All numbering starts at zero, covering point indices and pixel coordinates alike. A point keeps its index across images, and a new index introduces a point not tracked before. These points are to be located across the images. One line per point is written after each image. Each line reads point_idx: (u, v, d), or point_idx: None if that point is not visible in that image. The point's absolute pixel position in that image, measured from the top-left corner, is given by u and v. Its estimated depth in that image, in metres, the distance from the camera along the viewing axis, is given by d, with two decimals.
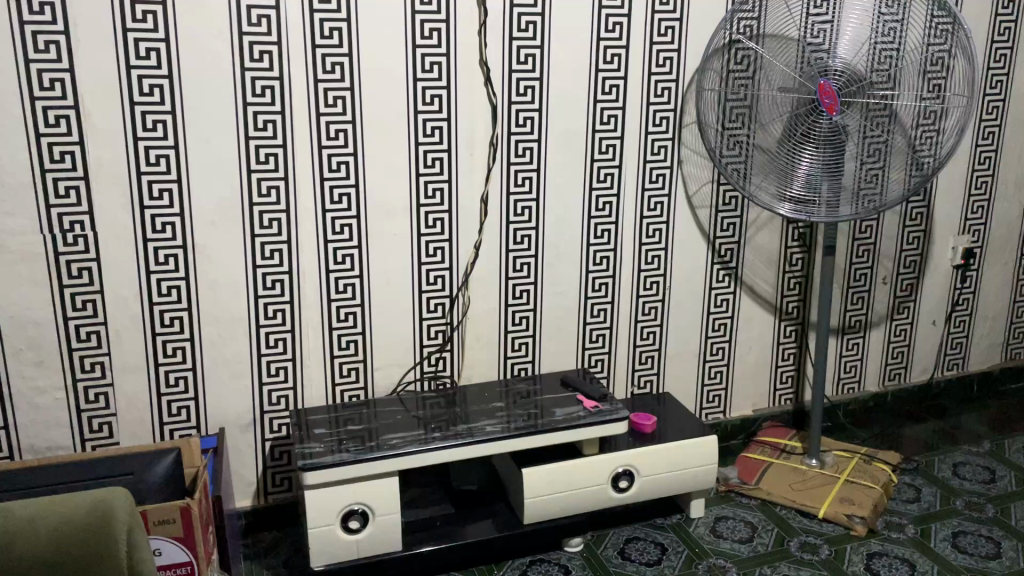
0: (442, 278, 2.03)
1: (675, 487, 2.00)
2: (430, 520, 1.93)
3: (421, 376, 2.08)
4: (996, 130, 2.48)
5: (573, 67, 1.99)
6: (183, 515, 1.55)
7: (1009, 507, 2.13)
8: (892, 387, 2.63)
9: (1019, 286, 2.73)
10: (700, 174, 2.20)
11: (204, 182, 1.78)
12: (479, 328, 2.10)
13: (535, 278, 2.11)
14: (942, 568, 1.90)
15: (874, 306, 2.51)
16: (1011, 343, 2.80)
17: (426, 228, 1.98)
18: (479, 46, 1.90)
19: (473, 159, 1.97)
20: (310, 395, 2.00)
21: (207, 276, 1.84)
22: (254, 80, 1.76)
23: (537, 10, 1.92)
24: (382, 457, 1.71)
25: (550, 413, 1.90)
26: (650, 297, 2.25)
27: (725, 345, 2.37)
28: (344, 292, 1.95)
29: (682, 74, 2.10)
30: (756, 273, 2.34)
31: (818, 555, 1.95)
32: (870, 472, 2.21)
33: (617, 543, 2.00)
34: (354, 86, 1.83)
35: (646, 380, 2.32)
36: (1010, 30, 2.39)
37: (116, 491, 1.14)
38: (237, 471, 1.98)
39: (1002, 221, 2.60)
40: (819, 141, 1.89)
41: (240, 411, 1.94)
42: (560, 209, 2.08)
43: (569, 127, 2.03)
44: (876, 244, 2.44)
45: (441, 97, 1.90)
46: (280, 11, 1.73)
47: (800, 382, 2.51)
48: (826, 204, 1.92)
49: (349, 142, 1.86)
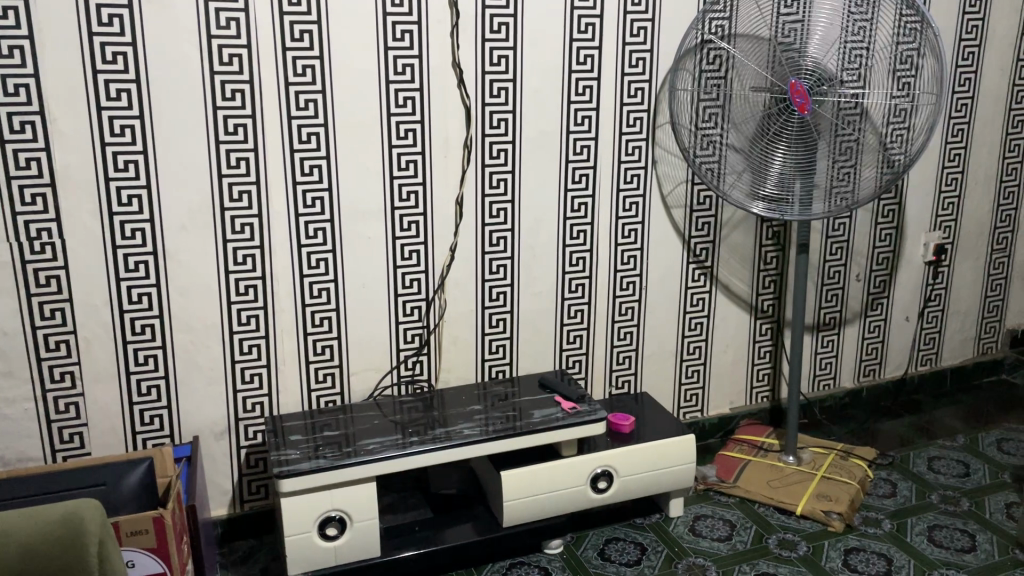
0: (418, 281, 2.01)
1: (654, 487, 2.00)
2: (409, 525, 1.92)
3: (398, 381, 2.07)
4: (964, 127, 2.51)
5: (546, 68, 1.99)
6: (156, 526, 1.53)
7: (983, 500, 2.16)
8: (866, 382, 2.65)
9: (990, 280, 2.76)
10: (673, 173, 2.20)
11: (174, 187, 1.76)
12: (455, 330, 2.09)
13: (512, 279, 2.10)
14: (919, 562, 1.91)
15: (849, 303, 2.53)
16: (984, 337, 2.83)
17: (401, 231, 1.97)
18: (451, 48, 1.89)
19: (447, 161, 1.96)
20: (285, 401, 1.98)
21: (179, 282, 1.81)
22: (224, 84, 1.73)
23: (509, 11, 1.92)
24: (359, 462, 1.69)
25: (528, 415, 1.90)
26: (627, 297, 2.25)
27: (702, 344, 2.38)
28: (319, 296, 1.93)
29: (654, 75, 2.11)
30: (732, 271, 2.35)
31: (796, 552, 1.96)
32: (846, 468, 2.22)
33: (598, 544, 2.00)
34: (326, 89, 1.81)
35: (624, 380, 2.32)
36: (978, 28, 2.42)
37: (91, 507, 1.12)
38: (212, 480, 1.95)
39: (973, 217, 2.63)
40: (791, 140, 1.90)
41: (213, 419, 1.92)
42: (536, 210, 2.08)
43: (544, 128, 2.03)
44: (849, 242, 2.46)
45: (413, 100, 1.89)
46: (249, 13, 1.72)
47: (776, 380, 2.53)
48: (799, 203, 1.93)
49: (321, 145, 1.84)
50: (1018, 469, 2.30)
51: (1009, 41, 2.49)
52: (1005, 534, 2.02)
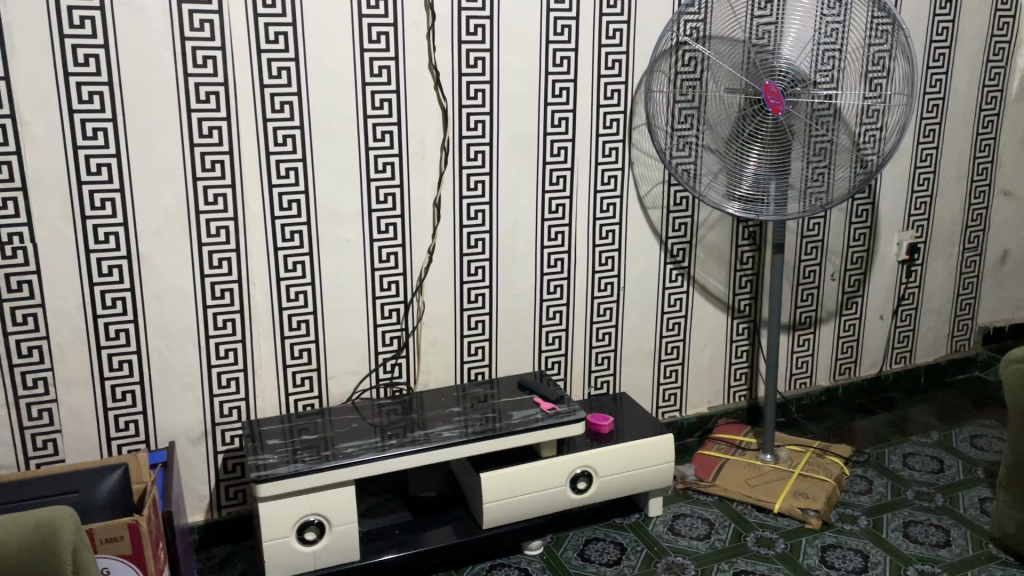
0: (396, 283, 2.01)
1: (633, 486, 2.01)
2: (388, 528, 1.91)
3: (376, 383, 2.06)
4: (936, 128, 2.55)
5: (523, 71, 1.99)
6: (132, 533, 1.51)
7: (957, 496, 2.18)
8: (842, 380, 2.68)
9: (963, 279, 2.80)
10: (650, 175, 2.21)
11: (148, 190, 1.74)
12: (434, 332, 2.09)
13: (490, 281, 2.10)
14: (894, 558, 1.93)
15: (824, 302, 2.56)
16: (957, 335, 2.87)
17: (378, 233, 1.96)
18: (427, 50, 1.89)
19: (424, 163, 1.96)
20: (263, 406, 1.97)
21: (154, 287, 1.80)
22: (198, 87, 1.72)
23: (485, 13, 1.92)
24: (338, 466, 1.69)
25: (507, 416, 1.90)
26: (605, 298, 2.26)
27: (680, 344, 2.40)
28: (296, 299, 1.92)
29: (631, 77, 2.12)
30: (709, 271, 2.36)
31: (774, 549, 1.97)
32: (823, 465, 2.25)
33: (578, 544, 2.00)
34: (301, 91, 1.80)
35: (603, 381, 2.33)
36: (948, 30, 2.46)
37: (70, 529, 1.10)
38: (188, 486, 1.93)
39: (945, 216, 2.67)
40: (766, 141, 1.92)
41: (190, 424, 1.90)
42: (513, 212, 2.08)
43: (520, 130, 2.03)
44: (824, 241, 2.49)
45: (390, 102, 1.89)
46: (224, 15, 1.70)
47: (754, 379, 2.55)
48: (774, 203, 1.95)
49: (297, 148, 1.83)
50: (992, 464, 2.34)
51: (979, 43, 2.52)
52: (979, 528, 2.04)
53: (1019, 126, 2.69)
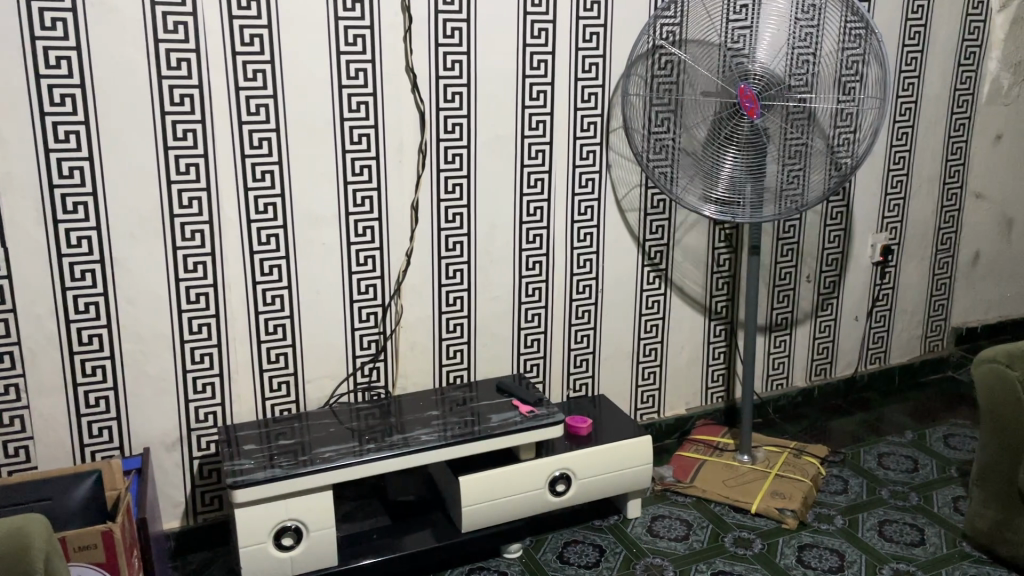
0: (374, 286, 2.00)
1: (612, 488, 2.01)
2: (366, 533, 1.90)
3: (354, 388, 2.05)
4: (908, 131, 2.58)
5: (500, 74, 1.99)
6: (105, 540, 1.49)
7: (932, 495, 2.21)
8: (818, 381, 2.71)
9: (936, 280, 2.84)
10: (627, 178, 2.22)
11: (122, 194, 1.72)
12: (412, 336, 2.08)
13: (469, 284, 2.10)
14: (870, 557, 1.95)
15: (800, 304, 2.58)
16: (930, 335, 2.91)
17: (356, 236, 1.95)
18: (404, 53, 1.88)
19: (402, 165, 1.95)
20: (239, 411, 1.95)
21: (128, 291, 1.78)
22: (172, 89, 1.71)
23: (462, 16, 1.92)
24: (315, 471, 1.68)
25: (486, 419, 1.90)
26: (584, 300, 2.26)
27: (658, 345, 2.41)
28: (272, 303, 1.91)
29: (608, 80, 2.13)
30: (686, 273, 2.38)
31: (751, 549, 1.99)
32: (799, 465, 2.26)
33: (556, 547, 2.00)
34: (277, 93, 1.79)
35: (581, 384, 2.34)
36: (920, 34, 2.49)
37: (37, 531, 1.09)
38: (163, 492, 1.91)
39: (919, 218, 2.70)
40: (742, 144, 1.94)
41: (165, 430, 1.88)
42: (491, 215, 2.08)
43: (498, 133, 2.03)
44: (799, 243, 2.51)
45: (367, 105, 1.88)
46: (198, 17, 1.69)
47: (731, 380, 2.56)
48: (751, 205, 1.96)
49: (273, 150, 1.82)
50: (965, 463, 2.37)
51: (950, 47, 2.56)
52: (952, 527, 2.07)
53: (989, 130, 2.73)
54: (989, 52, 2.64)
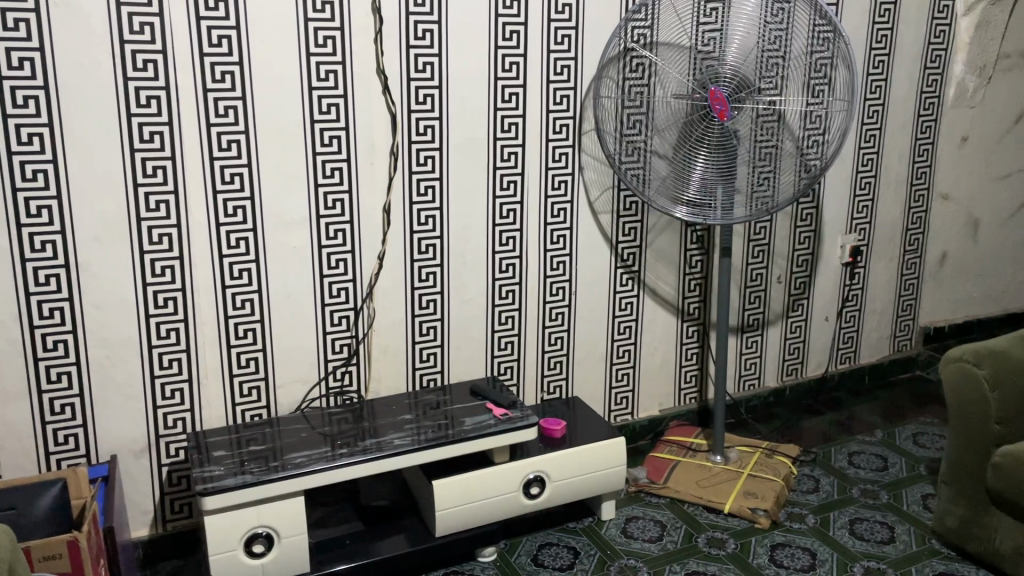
0: (345, 290, 1.98)
1: (587, 490, 2.01)
2: (339, 539, 1.89)
3: (326, 392, 2.03)
4: (876, 133, 2.61)
5: (471, 77, 1.99)
6: (70, 550, 1.46)
7: (901, 493, 2.24)
8: (790, 381, 2.73)
9: (904, 280, 2.87)
10: (600, 179, 2.23)
11: (87, 197, 1.69)
12: (385, 340, 2.07)
13: (442, 287, 2.09)
14: (842, 556, 1.97)
15: (771, 305, 2.60)
16: (899, 335, 2.94)
17: (327, 239, 1.94)
18: (375, 54, 1.87)
19: (373, 168, 1.94)
20: (209, 417, 1.93)
21: (94, 296, 1.75)
22: (138, 90, 1.68)
23: (433, 18, 1.91)
24: (286, 477, 1.66)
25: (459, 422, 1.89)
26: (558, 302, 2.26)
27: (631, 347, 2.41)
28: (242, 307, 1.89)
29: (579, 82, 2.13)
30: (659, 275, 2.39)
31: (724, 549, 2.00)
32: (772, 465, 2.28)
33: (531, 550, 2.00)
34: (246, 95, 1.77)
35: (556, 386, 2.34)
36: (887, 38, 2.52)
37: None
38: (131, 500, 1.88)
39: (887, 219, 2.74)
40: (712, 146, 1.95)
41: (132, 436, 1.85)
42: (464, 217, 2.07)
43: (470, 135, 2.02)
44: (770, 244, 2.53)
45: (337, 106, 1.87)
46: (165, 18, 1.67)
47: (704, 381, 2.58)
48: (722, 207, 1.97)
49: (242, 153, 1.80)
50: (934, 461, 2.40)
51: (917, 50, 2.60)
52: (921, 524, 2.09)
53: (955, 132, 2.77)
54: (955, 55, 2.68)
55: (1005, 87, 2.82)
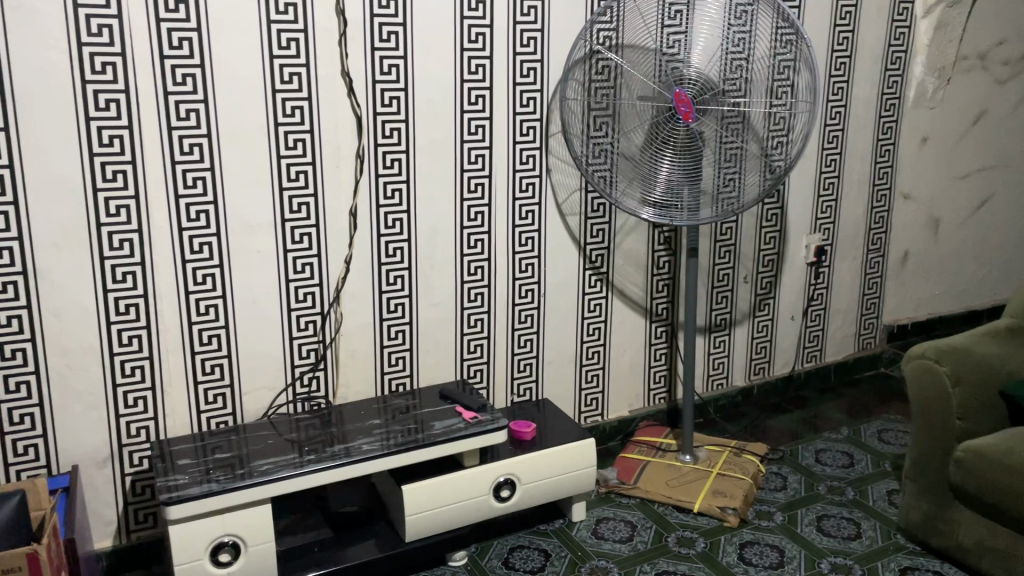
0: (312, 294, 1.97)
1: (557, 492, 2.01)
2: (307, 546, 1.87)
3: (293, 398, 2.01)
4: (839, 134, 2.65)
5: (437, 80, 1.98)
6: (29, 563, 1.42)
7: (867, 489, 2.27)
8: (757, 380, 2.76)
9: (868, 279, 2.91)
10: (568, 181, 2.23)
11: (45, 202, 1.66)
12: (353, 345, 2.05)
13: (409, 290, 2.08)
14: (809, 552, 1.99)
15: (738, 305, 2.62)
16: (863, 333, 2.98)
17: (292, 244, 1.92)
18: (340, 56, 1.86)
19: (339, 172, 1.92)
20: (173, 425, 1.90)
21: (53, 303, 1.71)
22: (96, 93, 1.65)
23: (398, 20, 1.90)
24: (252, 484, 1.64)
25: (429, 426, 1.88)
26: (527, 305, 2.26)
27: (600, 348, 2.42)
28: (206, 313, 1.86)
29: (546, 84, 2.13)
30: (627, 277, 2.40)
31: (694, 548, 2.01)
32: (739, 463, 2.29)
33: (502, 553, 1.99)
34: (208, 98, 1.75)
35: (526, 388, 2.33)
36: (848, 40, 2.56)
37: None
38: (94, 511, 1.85)
39: (850, 219, 2.78)
40: (678, 147, 1.96)
41: (94, 446, 1.82)
42: (432, 220, 2.07)
43: (437, 138, 2.02)
44: (736, 245, 2.55)
45: (302, 109, 1.85)
46: (124, 20, 1.64)
47: (672, 381, 2.59)
48: (687, 208, 1.98)
49: (204, 157, 1.78)
50: (898, 457, 2.43)
51: (877, 51, 2.64)
52: (887, 520, 2.12)
53: (915, 132, 2.82)
54: (914, 57, 2.72)
55: (963, 88, 2.87)
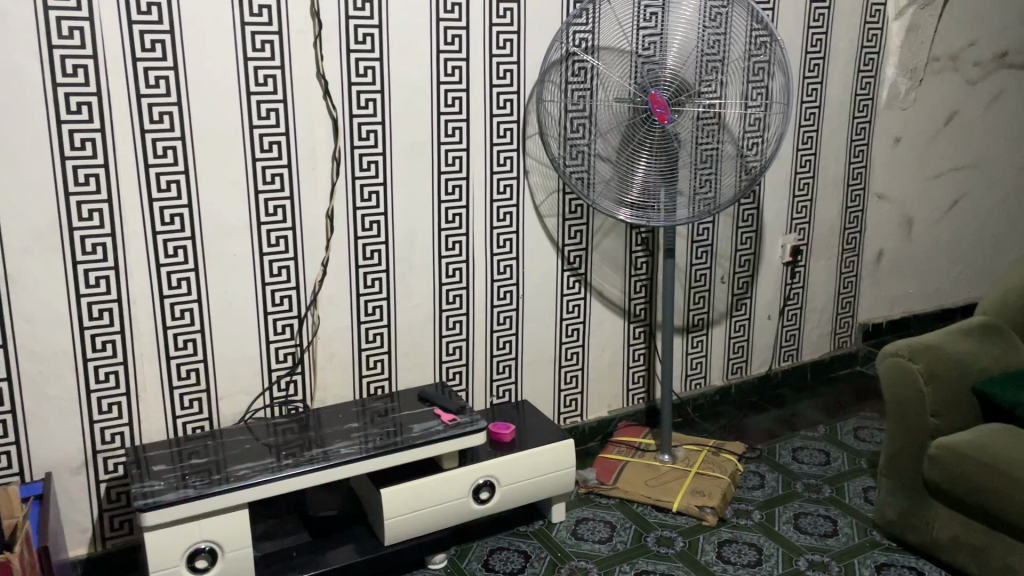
0: (288, 298, 1.96)
1: (536, 493, 2.01)
2: (285, 551, 1.86)
3: (271, 402, 2.00)
4: (813, 135, 2.67)
5: (414, 82, 1.98)
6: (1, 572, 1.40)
7: (843, 486, 2.29)
8: (735, 380, 2.78)
9: (843, 278, 2.94)
10: (545, 183, 2.23)
11: (16, 206, 1.64)
12: (331, 348, 2.04)
13: (387, 293, 2.08)
14: (787, 550, 2.00)
15: (715, 304, 2.64)
16: (839, 333, 3.01)
17: (269, 247, 1.91)
18: (315, 59, 1.85)
19: (315, 174, 1.92)
20: (149, 431, 1.88)
21: (25, 309, 1.69)
22: (67, 97, 1.63)
23: (374, 22, 1.89)
24: (229, 490, 1.62)
25: (407, 429, 1.88)
26: (505, 307, 2.26)
27: (579, 349, 2.43)
28: (181, 318, 1.85)
29: (522, 86, 2.14)
30: (605, 278, 2.40)
31: (673, 548, 2.02)
32: (718, 463, 2.31)
33: (482, 555, 1.99)
34: (182, 100, 1.74)
35: (505, 390, 2.33)
36: (822, 41, 2.58)
37: None
38: (68, 518, 1.83)
39: (825, 219, 2.80)
40: (654, 149, 1.97)
41: (68, 453, 1.80)
42: (409, 222, 2.06)
43: (414, 140, 2.01)
44: (713, 245, 2.57)
45: (277, 112, 1.84)
46: (95, 22, 1.63)
47: (651, 381, 2.61)
48: (664, 208, 1.99)
49: (178, 160, 1.76)
50: (873, 454, 2.46)
51: (850, 53, 2.66)
52: (863, 517, 2.14)
53: (888, 133, 2.85)
54: (887, 58, 2.75)
55: (934, 89, 2.91)
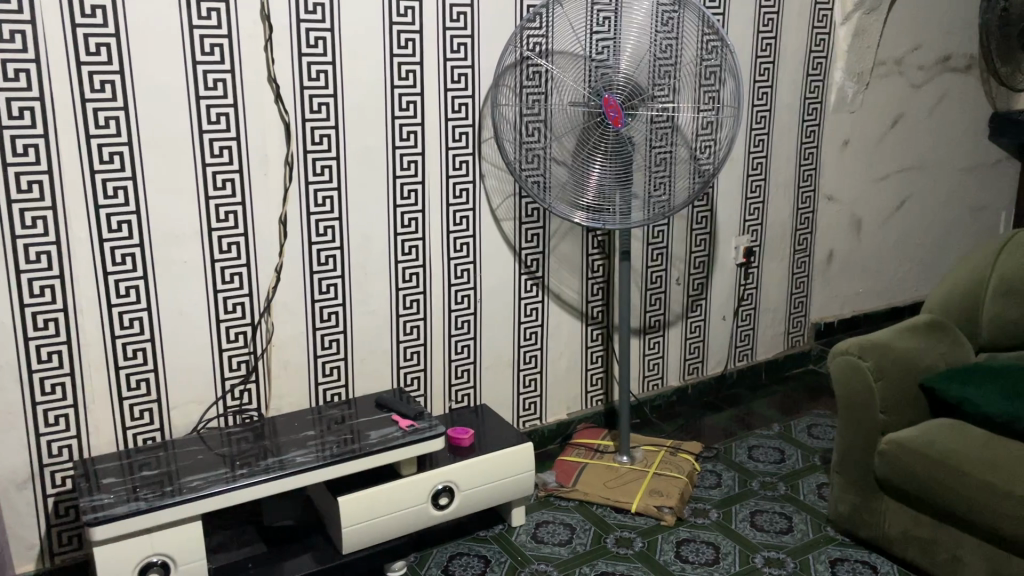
0: (241, 305, 1.92)
1: (495, 497, 2.01)
2: (241, 563, 1.83)
3: (225, 412, 1.97)
4: (765, 137, 2.72)
5: (367, 86, 1.96)
6: None
7: (798, 483, 2.32)
8: (691, 380, 2.80)
9: (795, 278, 2.99)
10: (501, 187, 2.23)
11: None
12: (286, 355, 2.02)
13: (343, 299, 2.06)
14: (743, 547, 2.03)
15: (671, 306, 2.67)
16: (792, 332, 3.07)
17: (220, 253, 1.87)
18: (266, 63, 1.82)
19: (267, 179, 1.89)
20: (98, 443, 1.83)
21: None
22: (9, 102, 1.59)
23: (326, 25, 1.88)
24: (182, 502, 1.59)
25: (364, 436, 1.86)
26: (463, 311, 2.26)
27: (537, 352, 2.43)
28: (131, 326, 1.81)
29: (477, 90, 2.13)
30: (562, 281, 2.41)
31: (632, 548, 2.03)
32: (675, 463, 2.33)
33: (441, 561, 1.97)
34: (128, 105, 1.70)
35: (464, 395, 2.33)
36: (771, 46, 2.63)
37: None
38: (14, 534, 1.77)
39: (777, 220, 2.85)
40: (608, 152, 1.98)
41: (13, 468, 1.75)
42: (365, 227, 2.04)
43: (368, 144, 2.00)
44: (668, 247, 2.60)
45: (227, 116, 1.81)
46: (37, 26, 1.59)
47: (609, 383, 2.62)
48: (619, 211, 2.01)
49: (125, 165, 1.72)
50: (826, 451, 2.50)
51: (799, 58, 2.71)
52: (817, 512, 2.18)
53: (837, 135, 2.91)
54: (834, 63, 2.81)
55: (880, 93, 2.98)
